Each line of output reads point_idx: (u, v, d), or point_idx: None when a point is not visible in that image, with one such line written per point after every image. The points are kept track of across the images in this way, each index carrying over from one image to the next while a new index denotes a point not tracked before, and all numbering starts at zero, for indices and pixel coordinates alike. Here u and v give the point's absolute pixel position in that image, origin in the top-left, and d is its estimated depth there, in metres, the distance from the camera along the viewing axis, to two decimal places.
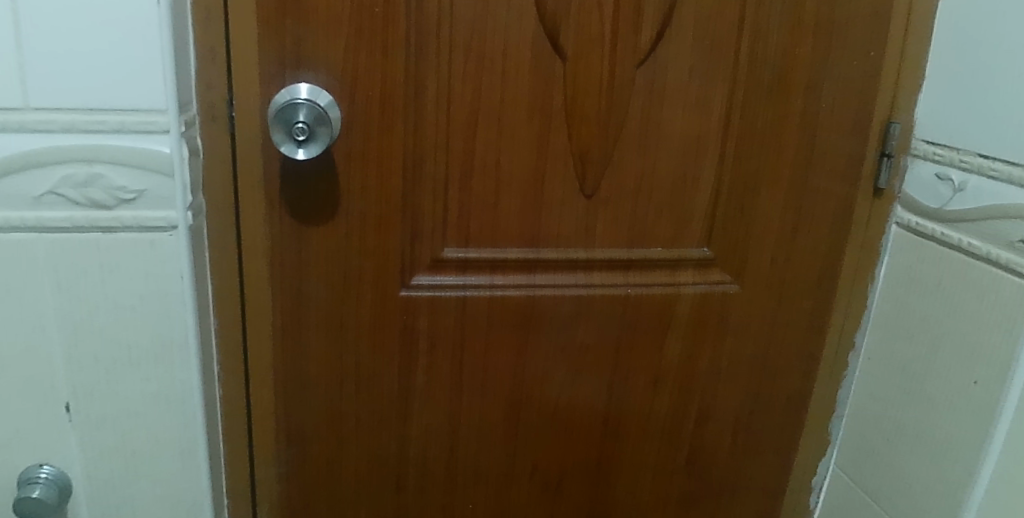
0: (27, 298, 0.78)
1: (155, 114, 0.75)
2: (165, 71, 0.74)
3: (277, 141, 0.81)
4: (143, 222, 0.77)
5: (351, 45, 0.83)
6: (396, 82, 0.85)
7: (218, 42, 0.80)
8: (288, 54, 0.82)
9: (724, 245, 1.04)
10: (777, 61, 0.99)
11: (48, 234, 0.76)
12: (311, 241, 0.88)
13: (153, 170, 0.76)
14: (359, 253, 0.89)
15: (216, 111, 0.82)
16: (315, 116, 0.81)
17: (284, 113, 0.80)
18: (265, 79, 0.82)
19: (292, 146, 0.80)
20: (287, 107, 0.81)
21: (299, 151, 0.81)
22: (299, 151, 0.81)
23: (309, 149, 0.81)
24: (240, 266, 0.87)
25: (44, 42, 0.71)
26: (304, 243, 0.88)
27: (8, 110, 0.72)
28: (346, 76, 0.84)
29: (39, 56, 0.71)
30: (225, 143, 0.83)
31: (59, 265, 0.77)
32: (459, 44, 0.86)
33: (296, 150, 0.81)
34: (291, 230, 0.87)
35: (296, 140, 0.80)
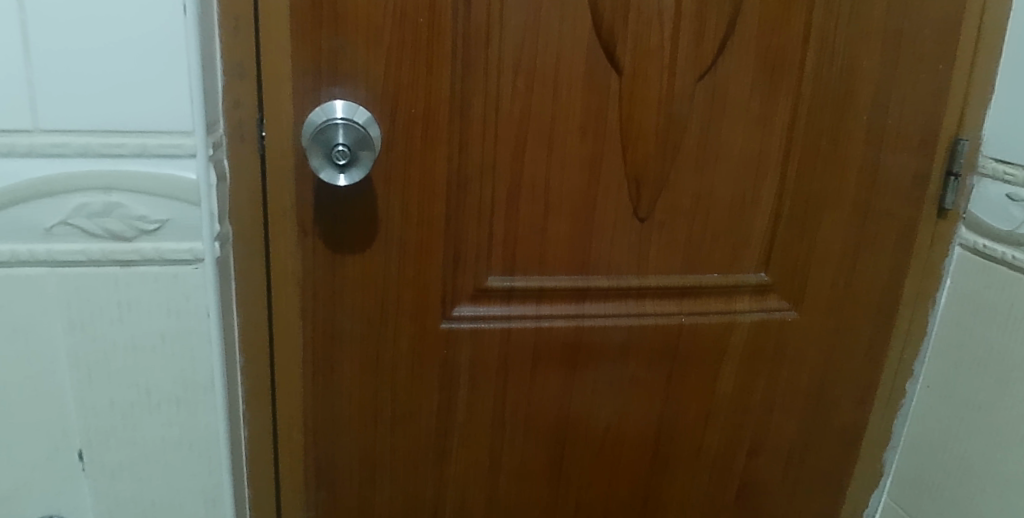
0: (35, 338, 0.70)
1: (180, 136, 0.67)
2: (192, 89, 0.66)
3: (316, 168, 0.72)
4: (165, 254, 0.70)
5: (392, 60, 0.76)
6: (440, 99, 0.78)
7: (248, 56, 0.73)
8: (324, 69, 0.74)
9: (782, 269, 0.97)
10: (843, 75, 0.92)
11: (60, 268, 0.69)
12: (346, 271, 0.80)
13: (177, 197, 0.68)
14: (398, 282, 0.82)
15: (245, 130, 0.74)
16: (355, 137, 0.73)
17: (322, 137, 0.72)
18: (299, 96, 0.75)
19: (333, 171, 0.72)
20: (324, 130, 0.73)
21: (342, 177, 0.73)
22: (341, 176, 0.72)
23: (351, 173, 0.72)
24: (269, 298, 0.80)
25: (56, 57, 0.63)
26: (338, 274, 0.80)
27: (16, 132, 0.65)
28: (386, 92, 0.76)
29: (51, 73, 0.64)
30: (255, 165, 0.75)
31: (72, 303, 0.70)
32: (508, 57, 0.79)
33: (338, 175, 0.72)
34: (324, 260, 0.79)
35: (336, 164, 0.72)
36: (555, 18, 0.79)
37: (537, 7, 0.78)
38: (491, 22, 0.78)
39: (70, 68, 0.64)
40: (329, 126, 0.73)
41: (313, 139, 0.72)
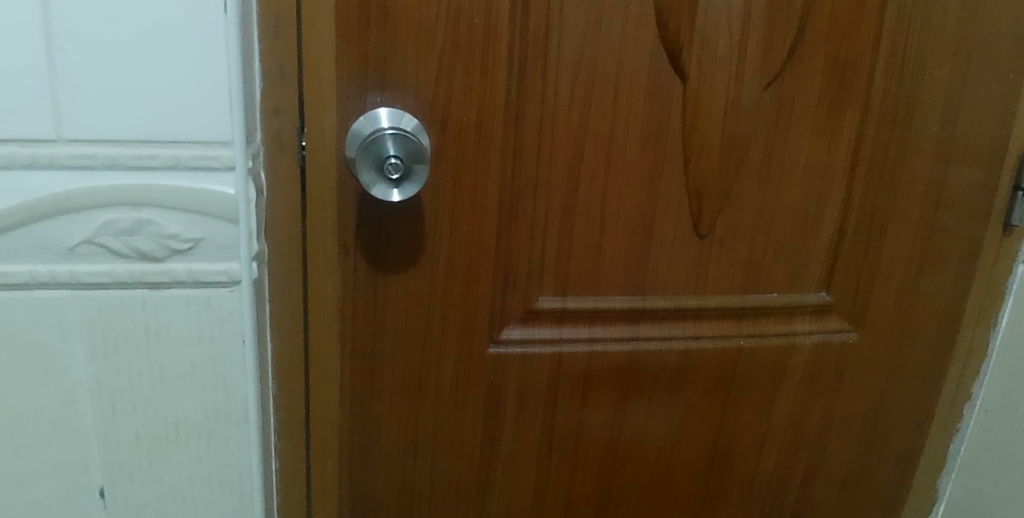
0: (55, 367, 0.64)
1: (218, 146, 0.61)
2: (232, 96, 0.60)
3: (366, 185, 0.66)
4: (198, 276, 0.63)
5: (445, 64, 0.69)
6: (494, 107, 0.71)
7: (289, 59, 0.67)
8: (370, 73, 0.68)
9: (844, 288, 0.92)
10: (915, 83, 0.85)
11: (84, 292, 0.62)
12: (389, 291, 0.74)
13: (213, 214, 0.62)
14: (444, 303, 0.76)
15: (285, 139, 0.68)
16: (406, 149, 0.66)
17: (370, 152, 0.66)
18: (344, 103, 0.68)
19: (386, 187, 0.66)
20: (372, 144, 0.66)
21: (396, 193, 0.66)
22: (395, 192, 0.66)
23: (406, 188, 0.66)
24: (306, 321, 0.74)
25: (83, 59, 0.57)
26: (382, 294, 0.74)
27: (37, 142, 0.59)
28: (437, 98, 0.70)
29: (78, 76, 0.58)
30: (295, 178, 0.69)
31: (96, 329, 0.63)
32: (567, 61, 0.73)
33: (392, 191, 0.66)
34: (367, 280, 0.73)
35: (390, 179, 0.66)
36: (617, 19, 0.73)
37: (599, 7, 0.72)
38: (550, 23, 0.71)
39: (99, 72, 0.58)
40: (378, 140, 0.66)
41: (361, 155, 0.66)
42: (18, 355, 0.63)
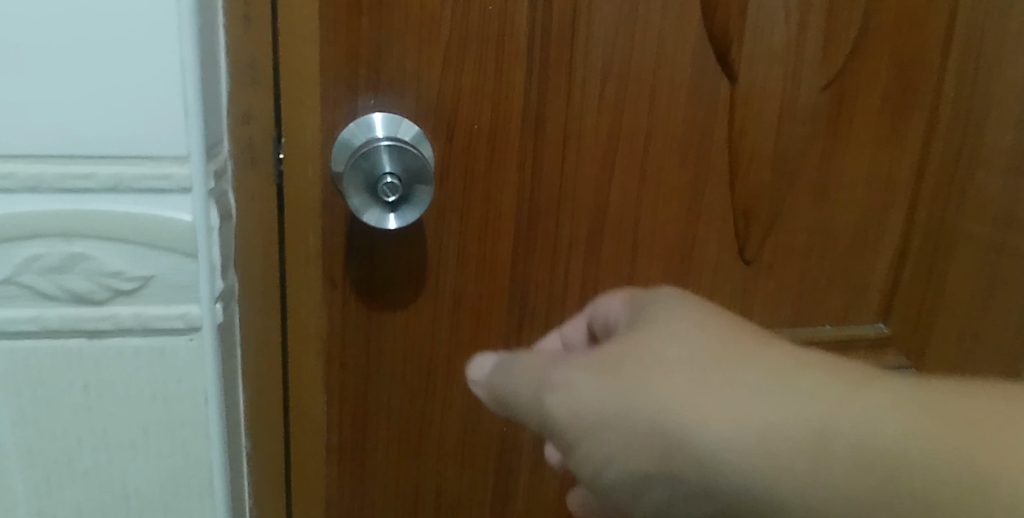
0: None
1: (170, 163, 0.49)
2: (187, 99, 0.48)
3: (355, 210, 0.53)
4: (148, 322, 0.51)
5: (452, 61, 0.57)
6: (511, 111, 0.60)
7: (263, 53, 0.54)
8: (362, 71, 0.56)
9: (904, 318, 0.80)
10: (994, 85, 0.72)
11: (6, 342, 0.51)
12: (384, 332, 0.62)
13: (165, 247, 0.50)
14: (449, 344, 0.64)
15: (258, 151, 0.56)
16: (407, 165, 0.53)
17: (362, 169, 0.53)
18: (330, 108, 0.56)
19: (381, 212, 0.53)
20: (365, 159, 0.53)
21: (392, 219, 0.54)
22: (391, 219, 0.54)
23: (405, 214, 0.54)
24: (285, 368, 0.61)
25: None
26: (375, 335, 0.62)
27: None
28: (442, 101, 0.58)
29: None
30: (271, 198, 0.57)
31: (23, 386, 0.52)
32: (597, 58, 0.61)
33: (388, 217, 0.54)
34: (358, 319, 0.61)
35: (385, 204, 0.53)
36: (657, 8, 0.61)
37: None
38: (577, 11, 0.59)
39: (16, 70, 0.46)
40: (373, 153, 0.53)
41: (352, 172, 0.52)
42: None
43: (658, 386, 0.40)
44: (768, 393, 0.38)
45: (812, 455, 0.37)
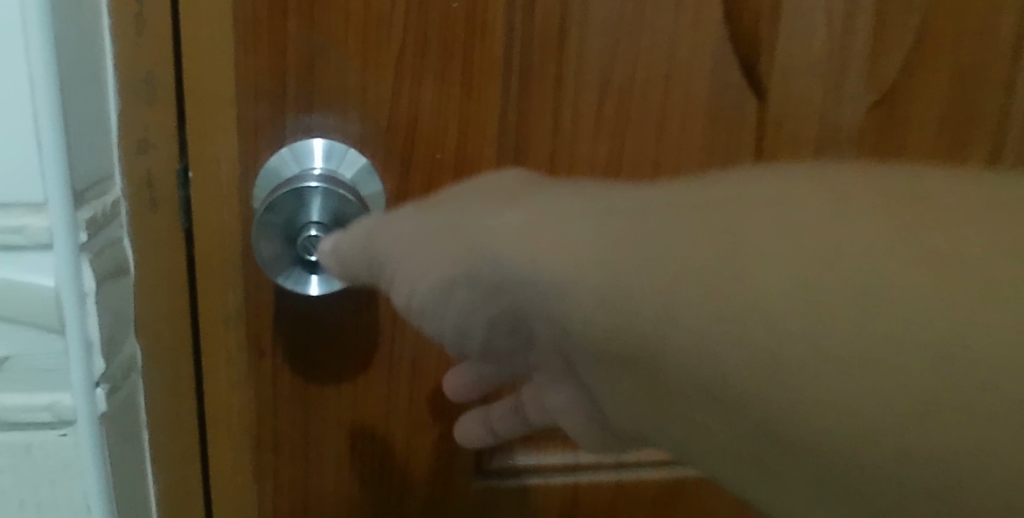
0: None
1: (21, 213, 0.37)
2: (39, 130, 0.36)
3: (266, 266, 0.41)
4: (6, 416, 0.40)
5: (406, 74, 0.45)
6: (484, 136, 0.48)
7: (162, 64, 0.43)
8: (291, 87, 0.44)
9: None
10: None
11: None
12: (325, 411, 0.49)
13: (21, 320, 0.38)
14: (407, 426, 0.51)
15: (160, 188, 0.44)
16: (340, 216, 0.41)
17: (281, 216, 0.41)
18: (252, 134, 0.44)
19: (303, 275, 0.42)
20: (285, 204, 0.41)
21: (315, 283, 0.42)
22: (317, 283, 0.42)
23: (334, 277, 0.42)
24: (205, 460, 0.49)
25: None
26: (314, 415, 0.49)
27: None
28: (394, 124, 0.46)
29: None
30: (178, 248, 0.45)
31: None
32: (590, 66, 0.48)
33: (308, 280, 0.42)
34: (292, 395, 0.49)
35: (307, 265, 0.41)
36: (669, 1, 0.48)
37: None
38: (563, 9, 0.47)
39: None
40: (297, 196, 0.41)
41: (266, 219, 0.41)
42: None
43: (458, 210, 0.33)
44: (588, 222, 0.30)
45: (599, 266, 0.29)
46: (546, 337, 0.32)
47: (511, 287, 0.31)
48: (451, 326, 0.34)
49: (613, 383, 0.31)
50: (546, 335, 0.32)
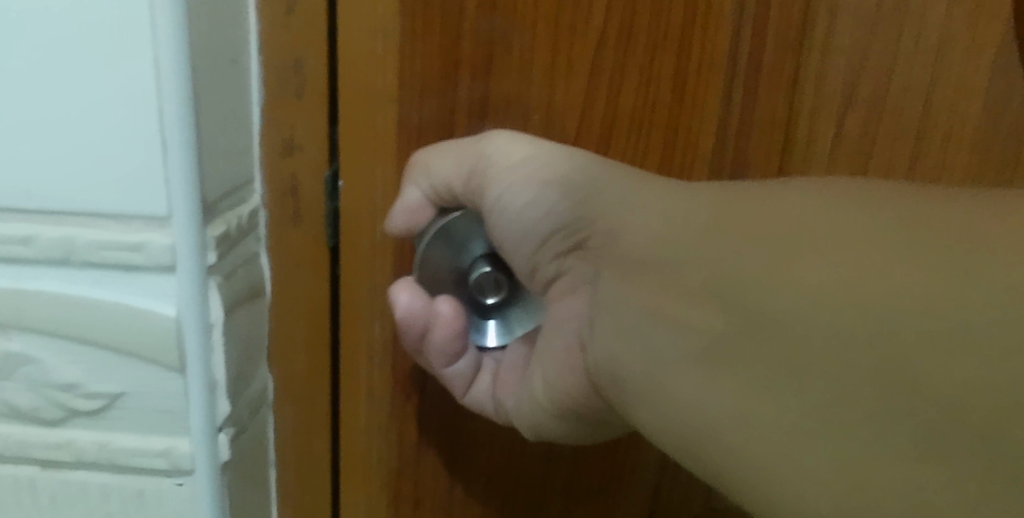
0: None
1: (144, 224, 0.31)
2: (165, 128, 0.30)
3: None
4: (118, 456, 0.34)
5: (608, 67, 0.36)
6: (695, 158, 0.37)
7: (316, 51, 0.35)
8: (464, 82, 0.36)
9: None
10: None
11: None
12: (473, 471, 0.41)
13: (136, 352, 0.32)
14: (564, 496, 0.42)
15: (305, 199, 0.37)
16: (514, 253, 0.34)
17: (458, 248, 0.34)
18: (415, 137, 0.37)
19: (478, 323, 0.35)
20: (463, 233, 0.34)
21: (491, 331, 0.35)
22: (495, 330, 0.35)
23: (513, 319, 0.35)
24: (337, 507, 0.42)
25: None
26: (460, 476, 0.41)
27: None
28: (585, 133, 0.37)
29: None
30: (322, 270, 0.38)
31: None
32: (833, 76, 0.36)
33: (486, 327, 0.35)
34: (436, 449, 0.41)
35: (479, 311, 0.35)
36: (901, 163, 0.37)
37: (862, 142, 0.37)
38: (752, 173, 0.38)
39: None
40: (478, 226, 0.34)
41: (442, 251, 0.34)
42: None
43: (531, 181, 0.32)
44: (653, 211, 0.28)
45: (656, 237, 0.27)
46: (596, 252, 0.30)
47: (590, 202, 0.30)
48: (513, 249, 0.33)
49: (622, 293, 0.28)
50: (594, 242, 0.30)
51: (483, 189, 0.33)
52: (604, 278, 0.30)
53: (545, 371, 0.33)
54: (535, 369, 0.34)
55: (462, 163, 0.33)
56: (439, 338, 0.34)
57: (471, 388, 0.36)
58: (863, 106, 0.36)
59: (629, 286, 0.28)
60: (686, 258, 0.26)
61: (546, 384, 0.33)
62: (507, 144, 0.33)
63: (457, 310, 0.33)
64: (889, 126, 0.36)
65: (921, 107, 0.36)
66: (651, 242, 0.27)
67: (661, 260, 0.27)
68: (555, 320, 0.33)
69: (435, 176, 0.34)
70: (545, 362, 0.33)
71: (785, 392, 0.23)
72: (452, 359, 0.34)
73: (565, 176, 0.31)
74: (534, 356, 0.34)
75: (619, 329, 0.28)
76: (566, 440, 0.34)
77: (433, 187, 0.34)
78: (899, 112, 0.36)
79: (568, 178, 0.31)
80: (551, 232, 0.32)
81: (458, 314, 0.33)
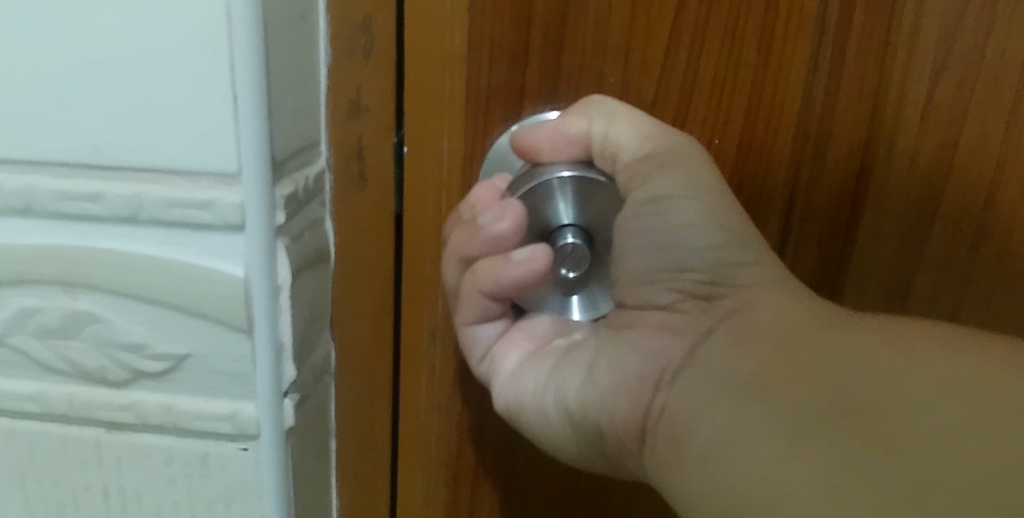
0: None
1: (213, 182, 0.31)
2: (235, 81, 0.29)
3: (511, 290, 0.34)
4: (183, 419, 0.34)
5: (690, 25, 0.33)
6: (780, 129, 0.34)
7: (383, 9, 0.34)
8: (536, 42, 0.34)
9: None
10: None
11: (7, 420, 0.35)
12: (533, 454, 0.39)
13: (203, 313, 0.32)
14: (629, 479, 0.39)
15: (370, 164, 0.36)
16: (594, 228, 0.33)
17: (557, 209, 0.33)
18: (481, 102, 0.35)
19: (561, 300, 0.35)
20: (555, 200, 0.33)
21: (574, 307, 0.35)
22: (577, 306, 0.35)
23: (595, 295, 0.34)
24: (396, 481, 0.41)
25: None
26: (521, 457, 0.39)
27: None
28: (660, 99, 0.34)
29: None
30: (387, 237, 0.37)
31: (29, 480, 0.36)
32: (925, 40, 0.33)
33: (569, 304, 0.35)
34: (497, 429, 0.39)
35: (563, 289, 0.34)
36: (947, 305, 0.36)
37: (900, 269, 0.36)
38: (805, 256, 0.36)
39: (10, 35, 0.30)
40: (613, 200, 0.33)
41: (549, 197, 0.33)
42: None
43: (638, 228, 0.31)
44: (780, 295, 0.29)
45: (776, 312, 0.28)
46: (720, 312, 0.30)
47: (740, 266, 0.30)
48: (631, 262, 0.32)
49: (727, 353, 0.28)
50: (726, 301, 0.30)
51: (651, 173, 0.31)
52: (712, 338, 0.29)
53: (589, 381, 0.32)
54: (569, 373, 0.33)
55: (645, 143, 0.32)
56: (510, 274, 0.31)
57: (476, 320, 0.34)
58: (912, 204, 0.35)
59: (742, 350, 0.28)
60: (794, 333, 0.27)
61: (582, 395, 0.32)
62: (683, 173, 0.31)
63: (546, 268, 0.32)
64: (937, 247, 0.35)
65: (976, 226, 0.35)
66: (775, 320, 0.28)
67: (777, 333, 0.27)
68: (631, 346, 0.32)
69: (613, 134, 0.32)
70: (591, 372, 0.32)
71: (822, 428, 0.25)
72: (500, 294, 0.32)
73: (733, 232, 0.30)
74: (573, 360, 0.33)
75: (710, 385, 0.28)
76: (572, 464, 0.34)
77: (604, 142, 0.32)
78: (955, 228, 0.35)
79: (734, 233, 0.30)
80: (687, 269, 0.31)
81: (543, 272, 0.32)
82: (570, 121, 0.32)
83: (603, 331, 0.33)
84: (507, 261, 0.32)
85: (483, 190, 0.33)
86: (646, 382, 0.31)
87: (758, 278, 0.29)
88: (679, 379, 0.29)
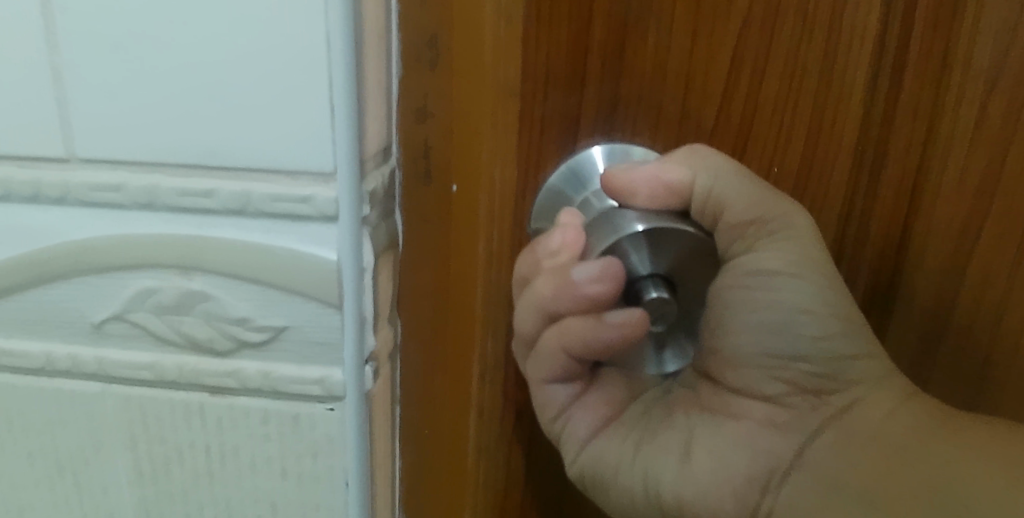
0: (88, 483, 0.43)
1: (310, 181, 0.36)
2: (333, 96, 0.35)
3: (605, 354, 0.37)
4: (280, 383, 0.39)
5: (751, 62, 0.37)
6: (836, 152, 0.38)
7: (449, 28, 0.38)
8: (599, 74, 0.38)
9: None
10: None
11: (120, 387, 0.41)
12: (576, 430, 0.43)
13: (302, 291, 0.38)
14: None
15: (434, 167, 0.40)
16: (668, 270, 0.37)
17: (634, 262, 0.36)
18: (546, 125, 0.39)
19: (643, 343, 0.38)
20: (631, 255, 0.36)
21: (666, 358, 0.39)
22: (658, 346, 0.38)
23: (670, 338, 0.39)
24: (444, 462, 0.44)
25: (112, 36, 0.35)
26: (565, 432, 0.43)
27: (51, 163, 0.37)
28: (722, 128, 0.38)
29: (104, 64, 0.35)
30: (443, 238, 0.41)
31: (138, 439, 0.42)
32: (978, 69, 0.36)
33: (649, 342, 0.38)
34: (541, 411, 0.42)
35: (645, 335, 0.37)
36: (977, 361, 0.39)
37: (937, 312, 0.39)
38: (858, 272, 0.40)
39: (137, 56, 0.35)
40: (683, 239, 0.37)
41: (631, 250, 0.36)
42: (40, 463, 0.43)
43: (749, 319, 0.37)
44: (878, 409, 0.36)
45: (876, 427, 0.36)
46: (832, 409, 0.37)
47: (847, 365, 0.37)
48: (750, 353, 0.38)
49: (835, 464, 0.37)
50: (835, 398, 0.37)
51: (761, 251, 0.37)
52: (819, 438, 0.37)
53: (688, 470, 0.38)
54: (667, 458, 0.39)
55: (754, 207, 0.36)
56: (608, 337, 0.36)
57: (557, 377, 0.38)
58: (959, 228, 0.38)
59: (848, 463, 0.36)
60: (887, 449, 0.36)
61: (680, 481, 0.38)
62: (797, 258, 0.36)
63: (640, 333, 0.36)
64: (968, 296, 0.39)
65: (1011, 267, 0.38)
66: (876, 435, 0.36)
67: (874, 450, 0.36)
68: (735, 443, 0.38)
69: (717, 192, 0.36)
70: (691, 462, 0.38)
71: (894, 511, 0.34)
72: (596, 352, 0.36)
73: (846, 328, 0.36)
74: (666, 448, 0.39)
75: (821, 493, 0.36)
76: None
77: (709, 196, 0.36)
78: (988, 276, 0.38)
79: (849, 327, 0.36)
80: (798, 363, 0.37)
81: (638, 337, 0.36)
82: (671, 171, 0.36)
83: (695, 413, 0.40)
84: (607, 326, 0.35)
85: (569, 234, 0.36)
86: (754, 482, 0.38)
87: (866, 372, 0.37)
88: (790, 480, 0.37)
